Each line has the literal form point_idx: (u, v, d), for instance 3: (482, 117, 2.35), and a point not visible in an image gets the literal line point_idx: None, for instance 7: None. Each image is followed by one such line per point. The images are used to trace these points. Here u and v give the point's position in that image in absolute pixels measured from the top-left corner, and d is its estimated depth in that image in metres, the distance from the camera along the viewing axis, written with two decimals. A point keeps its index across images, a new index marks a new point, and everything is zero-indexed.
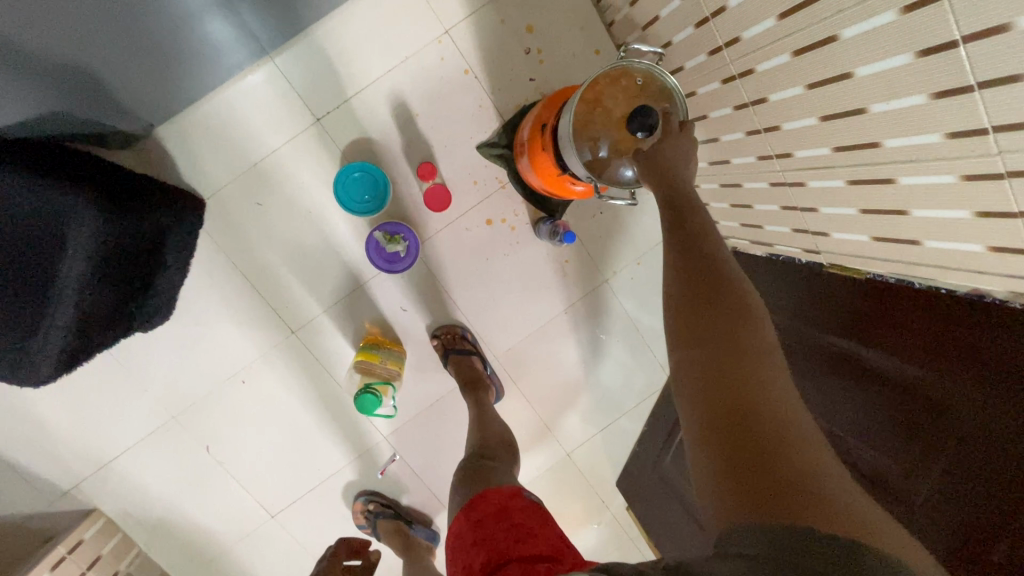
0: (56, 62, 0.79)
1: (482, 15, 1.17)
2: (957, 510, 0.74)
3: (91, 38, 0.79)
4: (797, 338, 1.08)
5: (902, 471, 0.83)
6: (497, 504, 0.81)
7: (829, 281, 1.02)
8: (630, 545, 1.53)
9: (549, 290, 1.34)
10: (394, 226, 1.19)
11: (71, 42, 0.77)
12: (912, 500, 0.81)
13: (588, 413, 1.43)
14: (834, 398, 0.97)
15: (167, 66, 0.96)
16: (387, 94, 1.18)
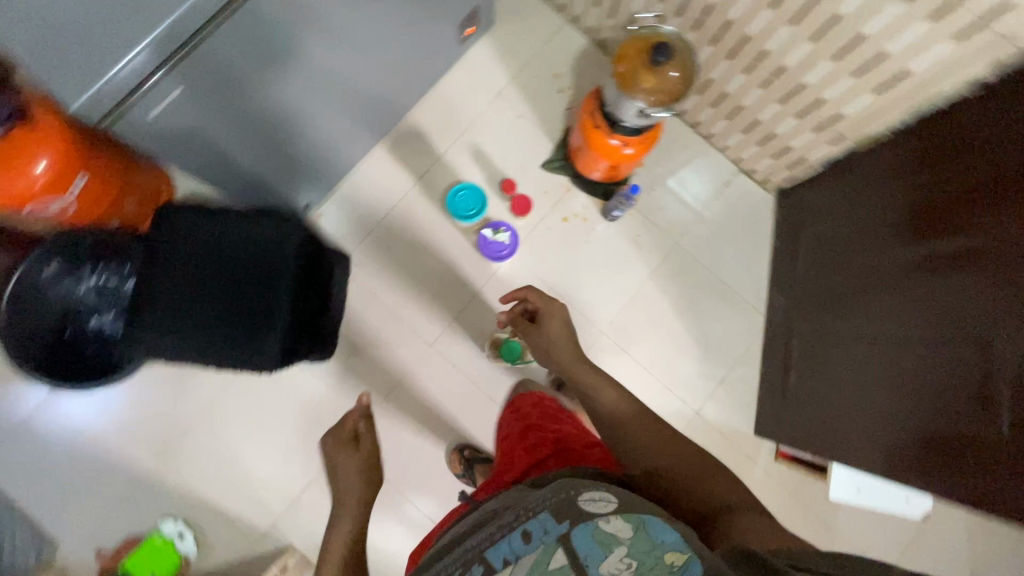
0: (270, 158, 1.20)
1: (520, 75, 1.59)
2: (1007, 321, 0.85)
3: (294, 141, 1.21)
4: (884, 179, 1.17)
5: (987, 307, 0.89)
6: (530, 406, 1.07)
7: (867, 177, 1.22)
8: (795, 497, 1.48)
9: (630, 262, 1.55)
10: (497, 221, 1.47)
11: (283, 144, 1.19)
12: (992, 333, 0.87)
13: (701, 368, 1.52)
14: (931, 233, 1.03)
15: (326, 157, 1.38)
16: (465, 147, 1.56)
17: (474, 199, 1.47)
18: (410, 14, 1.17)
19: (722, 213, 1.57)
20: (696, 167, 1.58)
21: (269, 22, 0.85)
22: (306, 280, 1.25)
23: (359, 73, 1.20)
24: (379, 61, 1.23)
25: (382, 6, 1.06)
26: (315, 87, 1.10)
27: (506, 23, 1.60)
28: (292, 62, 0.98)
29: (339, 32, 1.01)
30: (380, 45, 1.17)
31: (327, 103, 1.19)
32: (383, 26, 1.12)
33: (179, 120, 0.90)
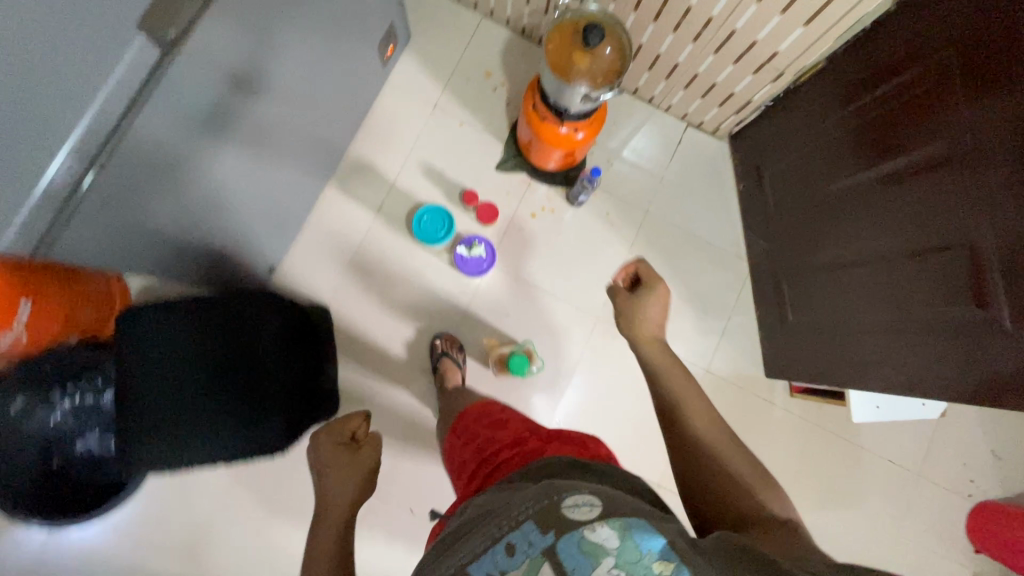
0: (218, 237, 1.14)
1: (451, 82, 1.54)
2: (981, 225, 0.88)
3: (239, 212, 1.15)
4: (826, 105, 1.20)
5: (959, 207, 0.92)
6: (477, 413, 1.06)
7: (813, 108, 1.24)
8: (814, 424, 1.52)
9: (606, 242, 1.54)
10: (469, 236, 1.44)
11: (229, 219, 1.13)
12: (969, 230, 0.90)
13: (700, 326, 1.54)
14: (884, 148, 1.06)
15: (276, 217, 1.32)
16: (415, 169, 1.52)
17: (440, 219, 1.45)
18: (326, 51, 1.11)
19: (682, 171, 1.58)
20: (647, 132, 1.58)
21: (186, 100, 0.79)
22: (291, 346, 1.24)
23: (288, 124, 1.14)
24: (304, 107, 1.17)
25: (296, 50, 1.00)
26: (247, 151, 1.05)
27: (422, 33, 1.54)
28: (217, 135, 0.92)
29: (256, 91, 0.95)
30: (302, 90, 1.12)
31: (263, 163, 1.13)
32: (301, 71, 1.07)
33: (119, 224, 0.83)
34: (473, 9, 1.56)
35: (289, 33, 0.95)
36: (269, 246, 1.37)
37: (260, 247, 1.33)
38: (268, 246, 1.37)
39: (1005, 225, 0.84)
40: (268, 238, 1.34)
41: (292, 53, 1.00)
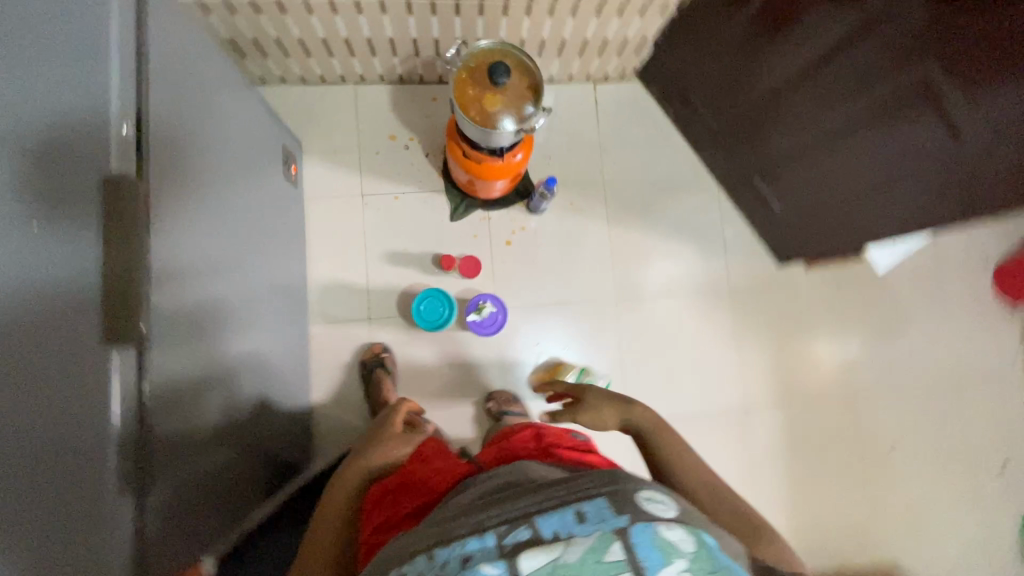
0: (256, 441, 1.07)
1: (364, 162, 1.46)
2: (928, 63, 0.88)
3: (258, 405, 1.09)
4: (718, 13, 1.18)
5: (897, 55, 0.91)
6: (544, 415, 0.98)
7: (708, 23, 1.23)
8: (839, 282, 1.60)
9: (586, 226, 1.51)
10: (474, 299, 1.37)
11: (255, 419, 1.06)
12: (917, 72, 0.90)
13: (705, 254, 1.56)
14: (797, 30, 1.05)
15: (286, 388, 1.25)
16: (379, 262, 1.44)
17: (439, 301, 1.39)
18: (246, 218, 1.03)
19: (614, 126, 1.56)
20: (565, 109, 1.54)
21: (170, 366, 0.73)
22: None
23: (252, 304, 1.06)
24: (256, 277, 1.09)
25: (228, 242, 0.92)
26: (238, 353, 0.98)
27: (309, 131, 1.44)
28: (210, 367, 0.86)
29: (217, 305, 0.88)
30: (248, 267, 1.04)
31: (254, 351, 1.07)
32: (239, 253, 0.98)
33: (172, 532, 0.73)
34: (342, 83, 1.47)
35: (216, 233, 0.87)
36: (294, 415, 1.29)
37: (285, 429, 1.22)
38: (295, 416, 1.29)
39: (939, 46, 0.85)
40: (289, 411, 1.25)
41: (226, 247, 0.92)
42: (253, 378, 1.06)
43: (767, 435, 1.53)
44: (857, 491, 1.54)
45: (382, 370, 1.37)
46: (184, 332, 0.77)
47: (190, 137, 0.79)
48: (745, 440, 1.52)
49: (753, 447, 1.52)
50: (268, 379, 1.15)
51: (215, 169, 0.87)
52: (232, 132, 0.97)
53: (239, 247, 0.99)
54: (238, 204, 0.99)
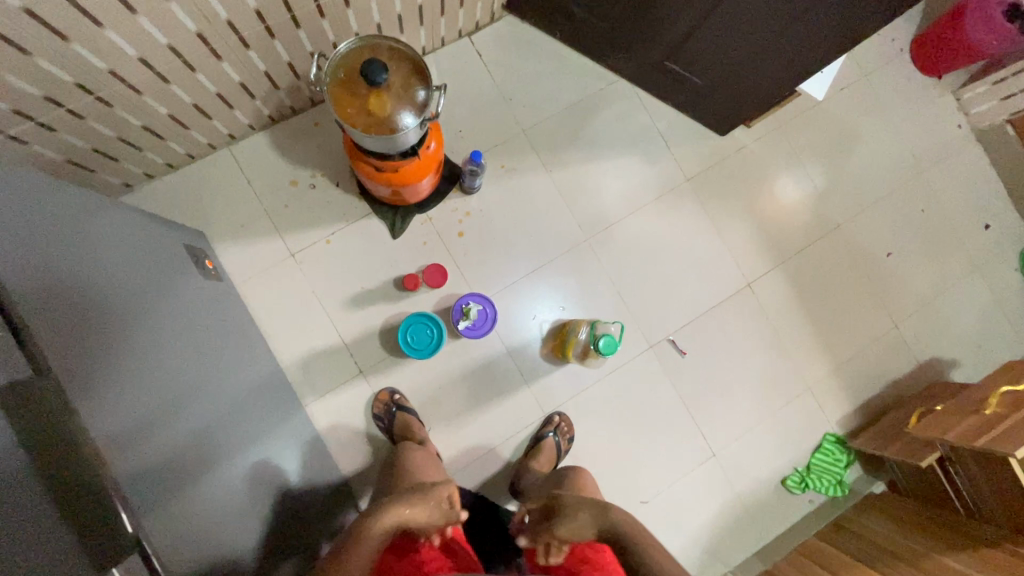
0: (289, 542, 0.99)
1: (279, 221, 1.33)
2: None
3: (281, 505, 1.00)
4: None
5: None
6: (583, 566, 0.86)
7: None
8: (780, 125, 1.58)
9: (526, 182, 1.43)
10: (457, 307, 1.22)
11: (281, 521, 0.98)
12: None
13: (649, 156, 1.50)
14: None
15: (315, 479, 1.16)
16: (343, 312, 1.33)
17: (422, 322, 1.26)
18: (197, 342, 0.93)
19: (508, 71, 1.45)
20: (452, 76, 1.43)
21: (173, 525, 0.65)
22: None
23: (246, 422, 0.97)
24: (236, 390, 0.98)
25: (191, 375, 0.83)
26: (242, 472, 0.89)
27: (206, 216, 1.30)
28: (215, 505, 0.76)
29: (200, 439, 0.78)
30: (222, 387, 0.94)
31: (261, 461, 0.97)
32: (208, 380, 0.89)
33: None
34: (215, 151, 1.31)
35: (161, 376, 0.76)
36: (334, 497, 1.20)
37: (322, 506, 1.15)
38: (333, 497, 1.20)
39: None
40: (322, 492, 1.17)
41: (191, 384, 0.83)
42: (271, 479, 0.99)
43: (776, 296, 1.54)
44: (873, 306, 1.58)
45: (402, 412, 1.27)
46: (172, 489, 0.67)
47: (76, 294, 0.67)
48: (760, 310, 1.52)
49: (770, 312, 1.53)
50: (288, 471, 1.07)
51: (133, 312, 0.76)
52: (136, 261, 0.86)
53: (205, 372, 0.90)
54: (181, 332, 0.89)
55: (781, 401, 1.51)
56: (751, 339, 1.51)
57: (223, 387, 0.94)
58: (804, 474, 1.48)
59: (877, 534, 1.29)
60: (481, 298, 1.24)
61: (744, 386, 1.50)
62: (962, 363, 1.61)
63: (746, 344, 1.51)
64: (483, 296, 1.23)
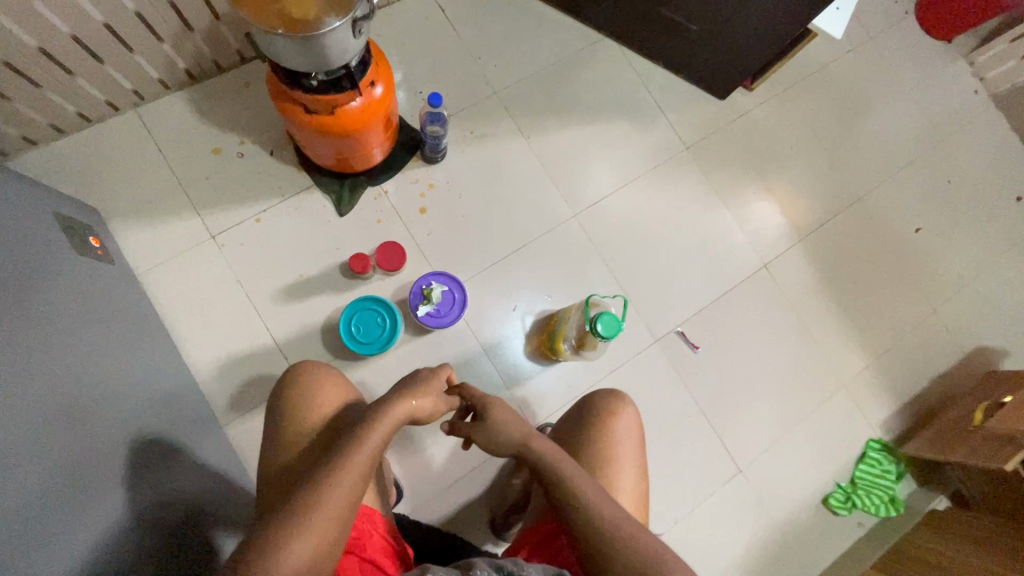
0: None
1: (197, 196, 1.08)
2: None
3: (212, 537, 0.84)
4: None
5: None
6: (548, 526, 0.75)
7: None
8: (784, 89, 1.40)
9: (500, 150, 1.22)
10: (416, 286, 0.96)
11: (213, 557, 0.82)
12: None
13: (641, 122, 1.31)
14: None
15: (223, 516, 0.88)
16: (277, 306, 1.07)
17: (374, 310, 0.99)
18: (43, 340, 0.68)
19: (477, 27, 1.26)
20: (411, 31, 1.23)
21: None
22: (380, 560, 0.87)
23: (126, 453, 0.72)
24: (117, 411, 0.75)
25: (23, 395, 0.60)
26: (145, 510, 0.71)
27: (102, 190, 1.04)
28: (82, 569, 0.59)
29: (47, 485, 0.58)
30: (88, 407, 0.70)
31: (175, 494, 0.79)
32: (52, 397, 0.64)
33: None
34: (118, 114, 1.07)
35: None
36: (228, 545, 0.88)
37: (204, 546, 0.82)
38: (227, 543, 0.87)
39: None
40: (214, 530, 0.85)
41: (12, 404, 0.58)
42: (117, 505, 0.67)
43: (796, 278, 1.32)
44: (905, 289, 1.37)
45: None
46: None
47: None
48: (778, 295, 1.30)
49: (790, 298, 1.31)
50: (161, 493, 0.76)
51: None
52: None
53: (46, 384, 0.65)
54: (14, 330, 0.64)
55: (812, 403, 1.27)
56: (772, 329, 1.28)
57: (88, 408, 0.70)
58: (848, 491, 1.22)
59: (951, 561, 1.03)
60: (446, 277, 0.99)
61: (768, 385, 1.26)
62: (1014, 352, 1.38)
63: (766, 335, 1.28)
64: (448, 274, 0.98)
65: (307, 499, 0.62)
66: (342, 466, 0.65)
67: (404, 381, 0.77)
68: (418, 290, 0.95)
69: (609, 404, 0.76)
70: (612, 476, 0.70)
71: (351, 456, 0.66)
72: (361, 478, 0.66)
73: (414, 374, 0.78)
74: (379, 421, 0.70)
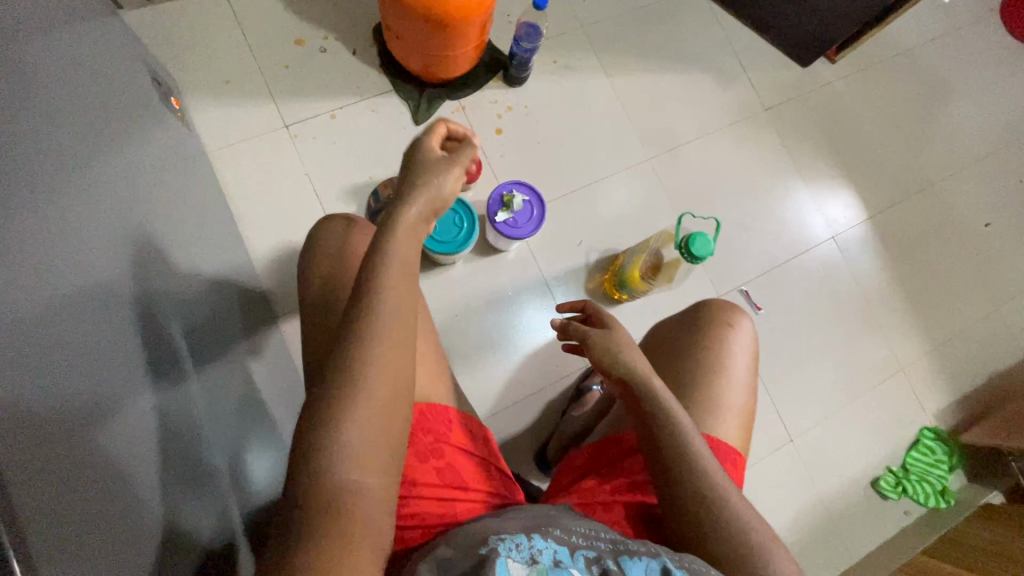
0: (269, 477, 0.77)
1: (275, 83, 1.05)
2: None
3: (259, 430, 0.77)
4: None
5: None
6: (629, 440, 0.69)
7: None
8: (867, 67, 1.38)
9: (581, 85, 1.19)
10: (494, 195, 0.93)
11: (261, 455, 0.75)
12: None
13: (724, 78, 1.28)
14: None
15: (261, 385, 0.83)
16: (343, 206, 1.04)
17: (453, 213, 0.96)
18: (120, 161, 0.63)
19: None
20: None
21: None
22: None
23: (189, 331, 0.67)
24: (179, 322, 0.64)
25: (101, 285, 0.49)
26: (202, 431, 0.61)
27: (180, 62, 1.01)
28: (158, 496, 0.49)
29: (119, 389, 0.48)
30: (165, 229, 0.69)
31: (217, 319, 0.76)
32: (129, 294, 0.54)
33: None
34: None
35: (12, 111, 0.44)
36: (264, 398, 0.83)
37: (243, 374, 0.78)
38: (264, 397, 0.83)
39: None
40: (252, 378, 0.81)
41: (93, 285, 0.48)
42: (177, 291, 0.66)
43: (861, 256, 1.29)
44: (970, 282, 1.33)
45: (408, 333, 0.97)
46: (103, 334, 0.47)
47: None
48: (842, 270, 1.27)
49: (853, 274, 1.27)
50: (208, 315, 0.74)
51: None
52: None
53: (126, 264, 0.56)
54: (112, 132, 0.63)
55: (867, 383, 1.23)
56: (833, 302, 1.25)
57: (157, 312, 0.59)
58: (900, 476, 1.17)
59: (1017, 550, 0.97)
60: (528, 189, 0.95)
61: (823, 358, 1.22)
62: None
63: (826, 308, 1.24)
64: (530, 185, 0.94)
65: (340, 368, 0.51)
66: (373, 321, 0.52)
67: (410, 159, 0.61)
68: (498, 196, 0.92)
69: (720, 315, 0.74)
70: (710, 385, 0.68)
71: (378, 299, 0.53)
72: (397, 332, 0.53)
73: (417, 148, 0.61)
74: (394, 229, 0.56)
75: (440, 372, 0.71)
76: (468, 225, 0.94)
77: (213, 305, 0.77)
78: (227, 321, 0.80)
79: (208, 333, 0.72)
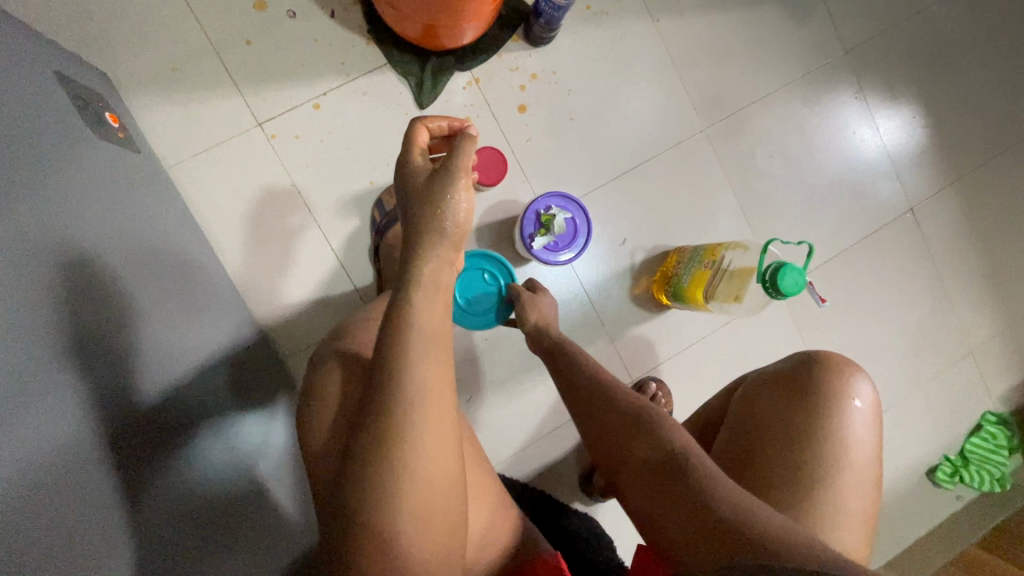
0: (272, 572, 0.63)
1: (238, 67, 0.82)
2: None
3: (251, 519, 0.62)
4: None
5: None
6: None
7: None
8: None
9: (621, 36, 0.95)
10: (532, 211, 0.84)
11: (245, 552, 0.59)
12: None
13: (795, 12, 1.03)
14: None
15: (263, 455, 0.70)
16: (343, 220, 0.86)
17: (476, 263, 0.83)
18: (65, 263, 0.47)
19: None
20: None
21: None
22: None
23: (194, 389, 0.62)
24: (156, 378, 0.55)
25: (21, 353, 0.40)
26: (178, 510, 0.51)
27: (114, 49, 0.78)
28: (95, 527, 0.43)
29: (36, 481, 0.38)
30: (143, 300, 0.57)
31: (220, 368, 0.69)
32: (101, 328, 0.49)
33: None
34: None
35: None
36: (267, 466, 0.70)
37: (239, 434, 0.67)
38: (267, 466, 0.70)
39: None
40: (249, 445, 0.68)
41: (91, 331, 0.48)
42: (179, 348, 0.61)
43: (941, 226, 1.12)
44: None
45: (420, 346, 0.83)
46: (100, 374, 0.47)
47: None
48: (919, 245, 1.11)
49: (931, 247, 1.11)
50: (204, 386, 0.64)
51: None
52: None
53: (119, 317, 0.52)
54: (34, 217, 0.46)
55: (934, 369, 1.12)
56: (906, 283, 1.10)
57: (115, 369, 0.50)
58: (957, 465, 1.11)
59: None
60: (568, 203, 0.86)
61: (891, 347, 1.10)
62: None
63: (897, 290, 1.10)
64: (570, 198, 0.85)
65: (363, 481, 0.38)
66: (403, 405, 0.38)
67: (405, 191, 0.47)
68: (535, 216, 0.84)
69: (833, 381, 0.64)
70: (824, 462, 0.60)
71: (406, 377, 0.38)
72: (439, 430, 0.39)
73: (407, 173, 0.48)
74: (416, 287, 0.41)
75: (480, 460, 0.59)
76: (499, 270, 0.84)
77: (207, 381, 0.65)
78: (227, 395, 0.68)
79: (210, 389, 0.65)
